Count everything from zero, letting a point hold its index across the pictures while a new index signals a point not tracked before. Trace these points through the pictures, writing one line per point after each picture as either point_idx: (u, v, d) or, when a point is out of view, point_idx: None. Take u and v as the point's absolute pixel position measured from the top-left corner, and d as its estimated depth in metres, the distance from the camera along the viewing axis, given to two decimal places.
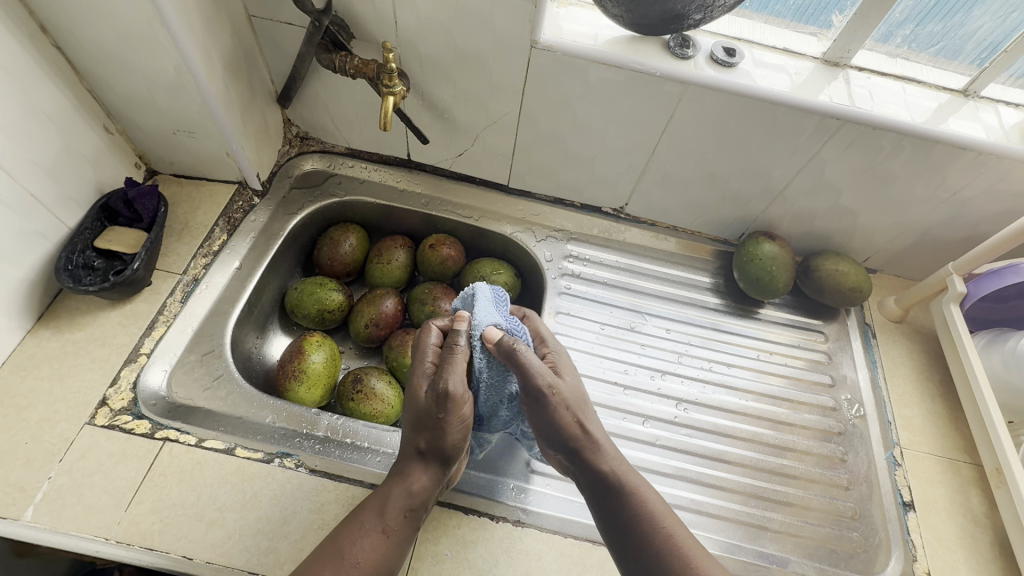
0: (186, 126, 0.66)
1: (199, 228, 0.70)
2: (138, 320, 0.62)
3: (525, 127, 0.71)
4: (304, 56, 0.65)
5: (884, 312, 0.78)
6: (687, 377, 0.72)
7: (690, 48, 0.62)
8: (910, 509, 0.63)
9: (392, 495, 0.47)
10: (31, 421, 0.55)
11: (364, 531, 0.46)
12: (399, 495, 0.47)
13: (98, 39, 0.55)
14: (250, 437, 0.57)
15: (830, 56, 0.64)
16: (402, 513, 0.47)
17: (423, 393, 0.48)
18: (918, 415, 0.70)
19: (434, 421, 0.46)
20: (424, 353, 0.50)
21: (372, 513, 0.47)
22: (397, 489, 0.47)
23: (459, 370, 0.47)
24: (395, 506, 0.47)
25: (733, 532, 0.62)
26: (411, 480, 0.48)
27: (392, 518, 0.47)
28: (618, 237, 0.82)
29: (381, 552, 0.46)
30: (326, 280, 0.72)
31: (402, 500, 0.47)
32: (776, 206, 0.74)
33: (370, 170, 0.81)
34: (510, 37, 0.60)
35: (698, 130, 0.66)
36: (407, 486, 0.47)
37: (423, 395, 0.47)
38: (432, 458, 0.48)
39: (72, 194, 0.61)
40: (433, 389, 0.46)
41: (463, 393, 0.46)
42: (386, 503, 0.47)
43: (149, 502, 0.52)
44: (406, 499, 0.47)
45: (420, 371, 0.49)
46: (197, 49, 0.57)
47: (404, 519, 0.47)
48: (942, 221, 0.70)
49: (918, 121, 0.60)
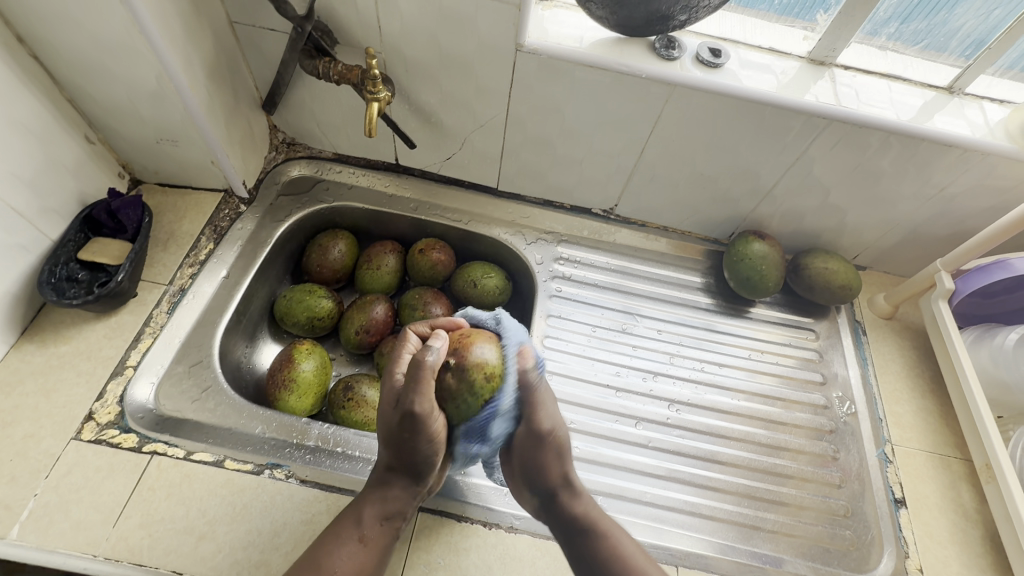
0: (169, 135, 0.65)
1: (186, 237, 0.70)
2: (124, 332, 0.62)
3: (512, 130, 0.71)
4: (288, 62, 0.64)
5: (875, 309, 0.78)
6: (679, 378, 0.72)
7: (676, 49, 0.62)
8: (902, 506, 0.64)
9: (368, 504, 0.49)
10: (16, 438, 0.54)
11: (342, 539, 0.47)
12: (373, 503, 0.49)
13: (77, 48, 0.55)
14: (239, 449, 0.57)
15: (815, 55, 0.64)
16: (376, 521, 0.48)
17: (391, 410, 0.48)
18: (908, 411, 0.71)
19: (403, 438, 0.47)
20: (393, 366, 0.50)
21: (349, 523, 0.48)
22: (372, 498, 0.49)
23: (427, 390, 0.45)
24: (370, 514, 0.49)
25: (726, 533, 0.62)
26: (385, 490, 0.49)
27: (367, 526, 0.48)
28: (608, 239, 0.82)
29: (359, 559, 0.46)
30: (315, 287, 0.72)
31: (376, 508, 0.49)
32: (765, 205, 0.74)
33: (358, 175, 0.80)
34: (495, 40, 0.60)
35: (685, 131, 0.66)
36: (382, 495, 0.49)
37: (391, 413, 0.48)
38: (403, 474, 0.49)
39: (54, 206, 0.60)
40: (400, 407, 0.46)
41: (430, 410, 0.46)
42: (361, 513, 0.49)
43: (138, 517, 0.51)
44: (379, 508, 0.49)
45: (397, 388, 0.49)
46: (178, 57, 0.56)
47: (380, 527, 0.49)
48: (930, 217, 0.71)
49: (904, 119, 0.60)
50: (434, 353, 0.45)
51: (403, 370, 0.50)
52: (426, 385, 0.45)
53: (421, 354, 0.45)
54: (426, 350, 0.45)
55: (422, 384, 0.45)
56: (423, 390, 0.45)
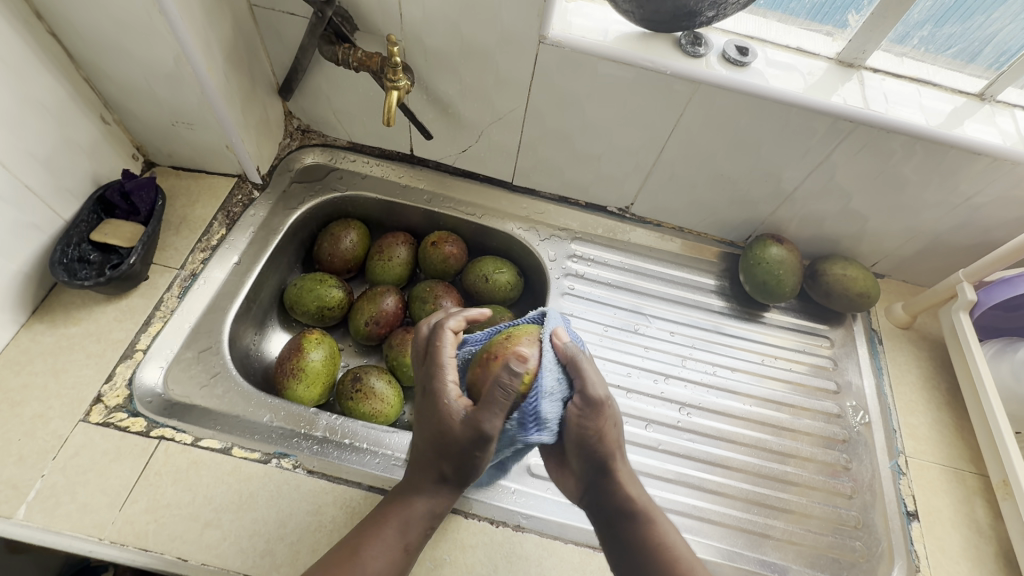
0: (186, 118, 0.64)
1: (198, 222, 0.69)
2: (135, 315, 0.61)
3: (530, 124, 0.70)
4: (306, 48, 0.63)
5: (892, 318, 0.77)
6: (690, 381, 0.71)
7: (702, 46, 0.60)
8: (914, 519, 0.63)
9: (416, 513, 0.47)
10: (24, 417, 0.54)
11: (385, 545, 0.46)
12: (423, 513, 0.47)
13: (96, 28, 0.54)
14: (247, 437, 0.56)
15: (844, 56, 0.62)
16: (422, 532, 0.47)
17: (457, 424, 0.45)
18: (923, 423, 0.69)
19: (466, 452, 0.45)
20: (492, 413, 0.43)
21: (396, 528, 0.46)
22: (421, 506, 0.47)
23: (502, 411, 0.44)
24: (417, 524, 0.47)
25: (733, 540, 0.61)
26: (436, 500, 0.48)
27: (412, 536, 0.47)
28: (622, 237, 0.81)
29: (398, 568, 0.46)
30: (326, 276, 0.71)
31: (424, 519, 0.47)
32: (785, 209, 0.73)
33: (372, 165, 0.80)
34: (519, 31, 0.59)
35: (708, 131, 0.65)
36: (431, 507, 0.48)
37: (457, 426, 0.45)
38: (455, 482, 0.48)
39: (67, 185, 0.60)
40: (470, 425, 0.44)
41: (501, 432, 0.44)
42: (408, 520, 0.47)
43: (144, 502, 0.51)
44: (428, 517, 0.47)
45: (447, 394, 0.46)
46: (198, 40, 0.56)
47: (422, 537, 0.48)
48: (953, 227, 0.69)
49: (932, 125, 0.59)
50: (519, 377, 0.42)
51: (498, 418, 0.43)
52: (507, 407, 0.43)
53: (500, 375, 0.43)
54: (507, 372, 0.43)
55: (503, 408, 0.43)
56: (504, 412, 0.44)
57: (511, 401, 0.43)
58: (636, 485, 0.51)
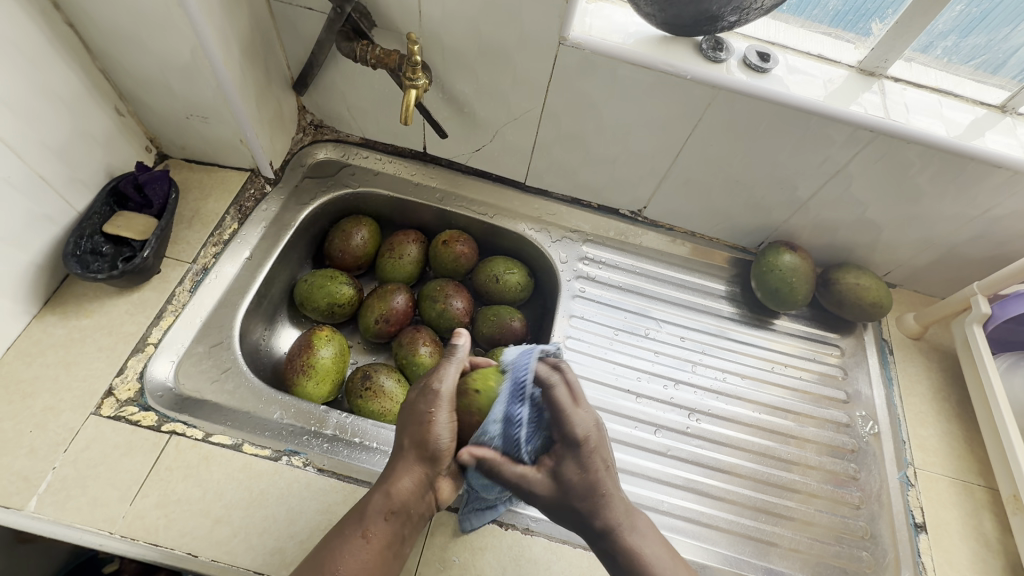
0: (200, 111, 0.64)
1: (210, 216, 0.69)
2: (147, 308, 0.61)
3: (546, 125, 0.69)
4: (324, 43, 0.63)
5: (903, 328, 0.77)
6: (700, 387, 0.71)
7: (723, 51, 0.60)
8: (922, 530, 0.62)
9: (375, 498, 0.46)
10: (36, 409, 0.54)
11: (346, 535, 0.45)
12: (379, 498, 0.46)
13: (115, 20, 0.54)
14: (258, 433, 0.56)
15: (866, 64, 0.62)
16: (379, 517, 0.46)
17: (412, 397, 0.50)
18: (933, 435, 0.69)
19: (416, 421, 0.47)
20: (441, 371, 0.49)
21: (354, 518, 0.46)
22: (380, 490, 0.47)
23: (447, 373, 0.49)
24: (376, 509, 0.46)
25: (740, 547, 0.61)
26: (394, 482, 0.46)
27: (372, 523, 0.45)
28: (634, 240, 0.80)
29: (360, 558, 0.44)
30: (336, 273, 0.71)
31: (383, 502, 0.46)
32: (798, 216, 0.72)
33: (384, 162, 0.79)
34: (538, 32, 0.58)
35: (726, 137, 0.64)
36: (389, 488, 0.46)
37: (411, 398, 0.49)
38: (412, 455, 0.47)
39: (80, 176, 0.60)
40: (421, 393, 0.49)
41: (451, 391, 0.48)
42: (367, 507, 0.46)
43: (155, 497, 0.51)
44: (385, 500, 0.46)
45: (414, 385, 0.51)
46: (215, 33, 0.55)
47: (386, 523, 0.46)
48: (968, 239, 0.69)
49: (952, 135, 0.58)
50: (461, 346, 0.50)
51: (445, 378, 0.48)
52: (446, 367, 0.49)
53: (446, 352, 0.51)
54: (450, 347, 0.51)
55: (446, 368, 0.49)
56: (449, 373, 0.49)
57: (457, 364, 0.50)
58: (633, 532, 0.47)
